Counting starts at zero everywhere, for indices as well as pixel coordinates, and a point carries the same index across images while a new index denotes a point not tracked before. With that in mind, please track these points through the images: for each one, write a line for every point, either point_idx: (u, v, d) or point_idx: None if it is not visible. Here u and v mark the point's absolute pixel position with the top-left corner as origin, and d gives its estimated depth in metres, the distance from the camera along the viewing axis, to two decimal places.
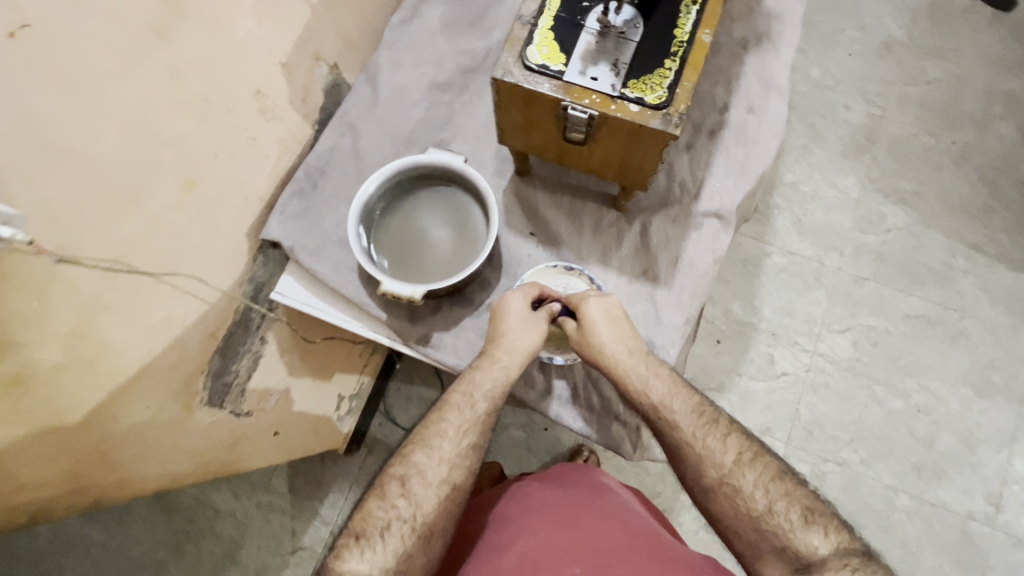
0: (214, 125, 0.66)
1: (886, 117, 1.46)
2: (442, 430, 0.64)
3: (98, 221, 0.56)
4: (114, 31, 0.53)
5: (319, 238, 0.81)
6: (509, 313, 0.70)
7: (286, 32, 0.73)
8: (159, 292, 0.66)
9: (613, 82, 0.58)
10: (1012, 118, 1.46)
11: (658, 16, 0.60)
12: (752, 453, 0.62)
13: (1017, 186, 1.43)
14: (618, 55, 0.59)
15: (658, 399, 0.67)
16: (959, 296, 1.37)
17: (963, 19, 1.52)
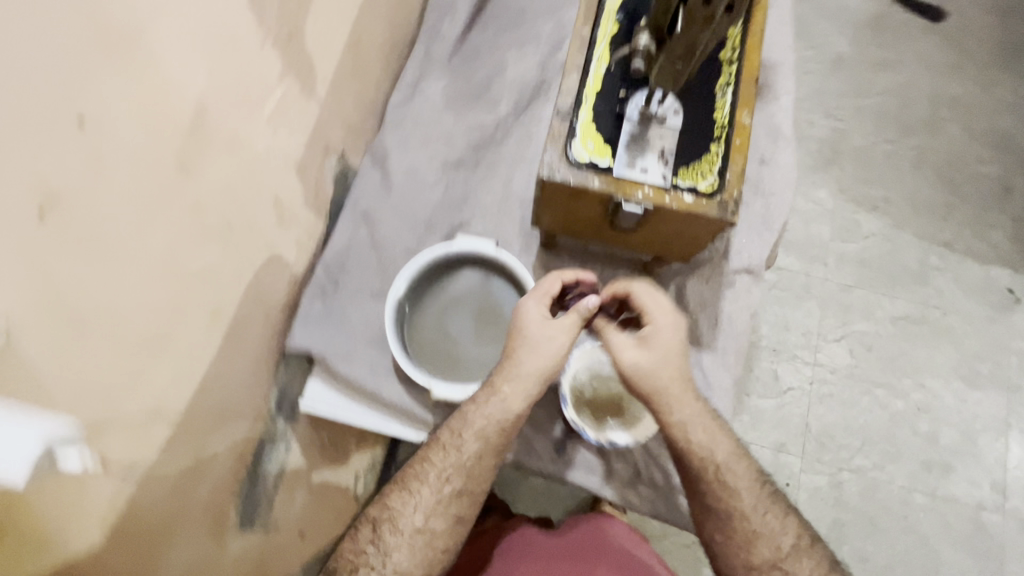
0: (236, 245, 0.61)
1: (846, 128, 1.47)
2: (421, 475, 0.63)
3: (134, 381, 0.50)
4: (150, 177, 0.47)
5: (350, 339, 0.77)
6: (531, 335, 0.63)
7: (300, 133, 0.69)
8: (190, 434, 0.60)
9: (663, 172, 0.58)
10: (958, 120, 1.49)
11: (695, 101, 0.60)
12: (809, 537, 0.63)
13: (972, 182, 1.45)
14: (664, 145, 0.59)
15: (718, 463, 0.63)
16: (937, 294, 1.37)
17: (903, 28, 1.54)
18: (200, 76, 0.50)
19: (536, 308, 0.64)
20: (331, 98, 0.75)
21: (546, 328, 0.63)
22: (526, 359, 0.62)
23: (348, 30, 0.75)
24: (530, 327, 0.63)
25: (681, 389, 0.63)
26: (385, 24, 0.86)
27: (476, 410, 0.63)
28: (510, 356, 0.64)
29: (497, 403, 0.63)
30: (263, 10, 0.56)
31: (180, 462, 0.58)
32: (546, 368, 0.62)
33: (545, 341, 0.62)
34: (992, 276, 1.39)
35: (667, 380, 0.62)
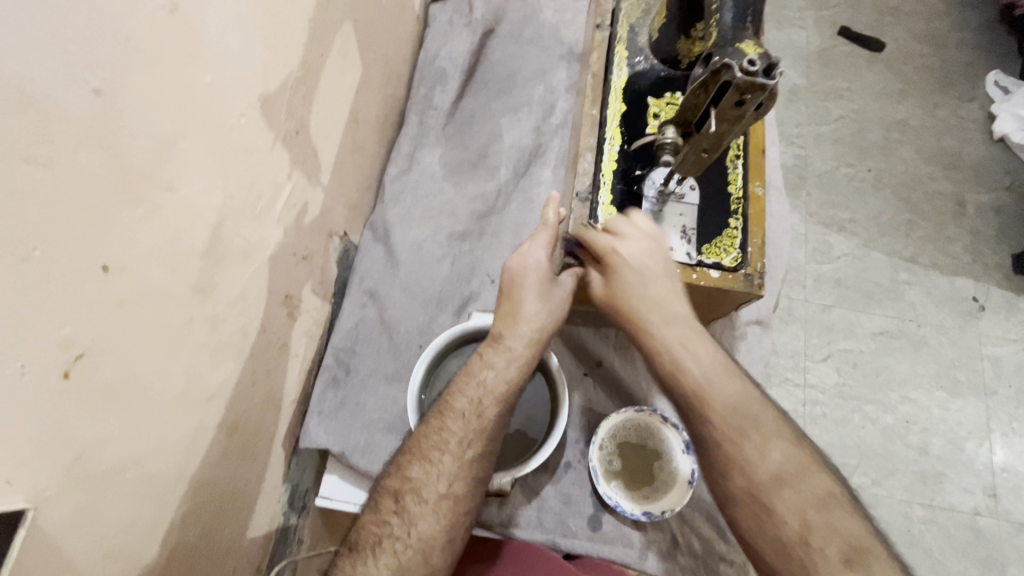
0: (250, 355, 0.58)
1: (808, 156, 1.53)
2: (441, 441, 0.58)
3: (154, 522, 0.46)
4: (170, 308, 0.44)
5: (366, 429, 0.73)
6: (525, 287, 0.60)
7: (307, 223, 0.67)
8: (207, 562, 0.55)
9: (688, 249, 0.59)
10: (909, 142, 1.55)
11: (710, 177, 0.61)
12: (796, 467, 0.49)
13: (928, 198, 1.49)
14: (684, 222, 0.60)
15: (690, 378, 0.53)
16: (910, 308, 1.39)
17: (847, 61, 1.63)
18: (216, 192, 0.47)
19: (530, 256, 0.60)
20: (334, 181, 0.73)
21: (542, 276, 0.60)
22: (518, 312, 0.60)
23: (346, 111, 0.74)
24: (521, 274, 0.60)
25: (656, 306, 0.55)
26: (380, 100, 0.86)
27: (490, 367, 0.60)
28: (507, 311, 0.61)
29: (508, 355, 0.59)
30: (273, 112, 0.55)
31: None
32: (540, 321, 0.60)
33: (544, 291, 0.60)
34: (959, 286, 1.41)
35: (632, 301, 0.55)
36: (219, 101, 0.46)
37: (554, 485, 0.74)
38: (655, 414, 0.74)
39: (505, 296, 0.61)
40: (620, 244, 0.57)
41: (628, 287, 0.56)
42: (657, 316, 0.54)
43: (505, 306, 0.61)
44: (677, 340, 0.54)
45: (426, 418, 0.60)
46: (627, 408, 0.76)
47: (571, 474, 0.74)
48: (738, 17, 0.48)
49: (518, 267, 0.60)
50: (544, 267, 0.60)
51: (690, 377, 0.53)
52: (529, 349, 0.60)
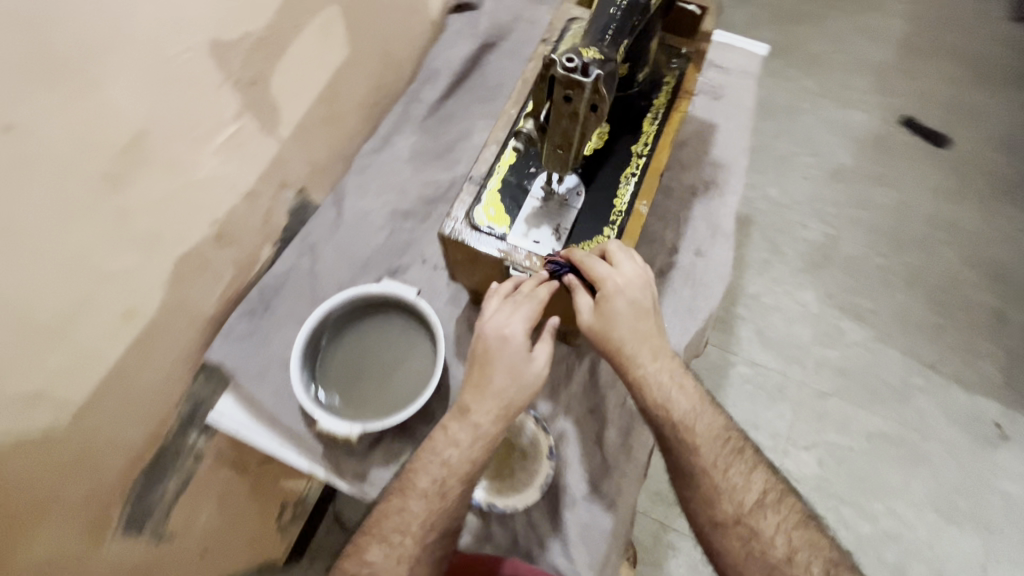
0: (163, 256, 0.67)
1: (837, 235, 1.73)
2: (402, 525, 0.63)
3: (24, 360, 0.55)
4: (70, 181, 0.53)
5: (264, 360, 0.82)
6: (501, 358, 0.62)
7: (253, 164, 0.76)
8: (75, 424, 0.63)
9: (554, 246, 0.63)
10: (955, 245, 1.66)
11: (598, 191, 0.67)
12: (776, 493, 0.60)
13: (961, 308, 1.60)
14: (560, 221, 0.65)
15: (677, 416, 0.61)
16: (916, 416, 1.48)
17: (903, 155, 1.85)
18: (143, 103, 0.57)
19: (506, 326, 0.62)
20: (295, 138, 0.83)
21: (519, 350, 0.62)
22: (492, 388, 0.63)
23: (323, 82, 0.84)
24: (501, 350, 0.62)
25: (645, 341, 0.61)
26: (369, 82, 0.95)
27: (452, 447, 0.64)
28: (478, 381, 0.63)
29: (473, 429, 0.63)
30: (225, 58, 0.64)
31: (66, 450, 0.63)
32: (506, 395, 0.62)
33: (517, 365, 0.62)
34: (983, 409, 1.49)
35: (625, 334, 0.60)
36: (158, 31, 0.56)
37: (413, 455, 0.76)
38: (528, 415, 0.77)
39: (483, 365, 0.63)
40: (616, 274, 0.59)
41: (619, 318, 0.60)
42: (646, 354, 0.61)
43: (479, 376, 0.64)
44: (663, 374, 0.61)
45: (388, 494, 0.65)
46: None
47: None
48: (597, 32, 0.54)
49: (498, 338, 0.62)
50: (524, 338, 0.62)
51: (676, 412, 0.61)
52: (497, 426, 0.63)
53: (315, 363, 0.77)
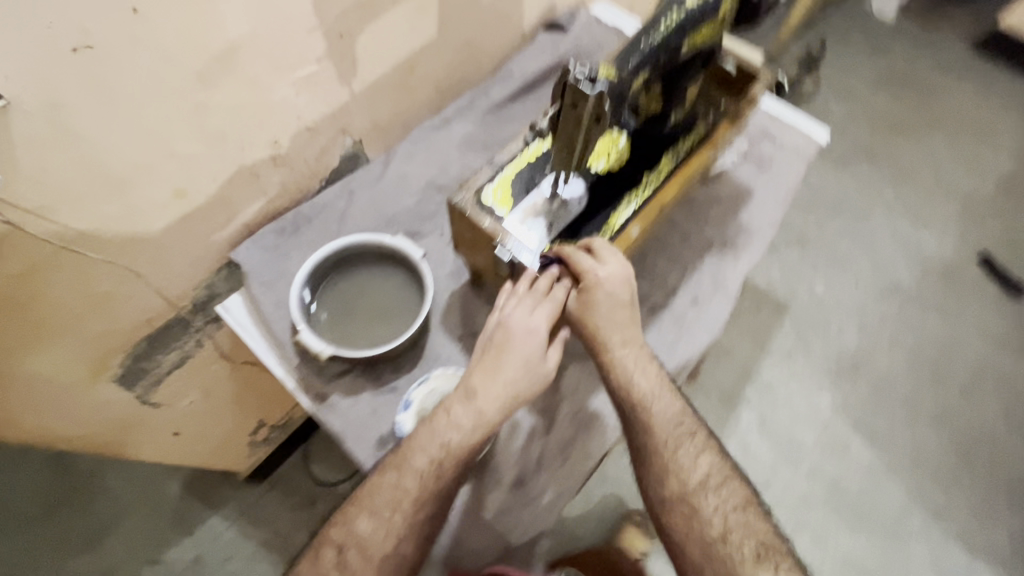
0: (222, 155, 0.77)
1: (874, 350, 1.76)
2: (395, 501, 0.69)
3: (84, 197, 0.66)
4: (167, 67, 0.64)
5: (276, 273, 0.90)
6: (518, 350, 0.69)
7: (322, 104, 0.86)
8: (107, 267, 0.74)
9: (542, 239, 0.72)
10: (998, 398, 1.70)
11: (599, 205, 0.74)
12: (717, 476, 0.73)
13: (989, 463, 1.62)
14: (555, 220, 0.72)
15: (639, 396, 0.71)
16: (905, 559, 1.51)
17: (971, 288, 1.85)
18: (246, 23, 0.68)
19: (527, 321, 0.69)
20: (365, 94, 0.93)
21: (535, 348, 0.69)
22: (501, 375, 0.69)
23: (404, 54, 0.94)
24: (517, 344, 0.69)
25: (620, 330, 0.71)
26: (446, 66, 1.06)
27: (450, 432, 0.70)
28: (489, 367, 0.70)
29: (475, 415, 0.69)
30: (324, 8, 0.75)
31: (95, 286, 0.74)
32: (517, 386, 0.69)
33: (530, 361, 0.70)
34: None
35: (602, 321, 0.70)
36: None
37: (371, 394, 0.82)
38: None
39: (497, 351, 0.70)
40: (598, 269, 0.68)
41: (596, 310, 0.70)
42: (618, 341, 0.71)
43: (490, 362, 0.70)
44: (630, 359, 0.71)
45: (381, 470, 0.71)
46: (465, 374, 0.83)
47: (390, 397, 0.82)
48: (623, 57, 0.61)
49: (519, 333, 0.69)
50: (541, 335, 0.69)
51: (641, 394, 0.72)
52: (499, 414, 0.69)
53: (320, 288, 0.84)
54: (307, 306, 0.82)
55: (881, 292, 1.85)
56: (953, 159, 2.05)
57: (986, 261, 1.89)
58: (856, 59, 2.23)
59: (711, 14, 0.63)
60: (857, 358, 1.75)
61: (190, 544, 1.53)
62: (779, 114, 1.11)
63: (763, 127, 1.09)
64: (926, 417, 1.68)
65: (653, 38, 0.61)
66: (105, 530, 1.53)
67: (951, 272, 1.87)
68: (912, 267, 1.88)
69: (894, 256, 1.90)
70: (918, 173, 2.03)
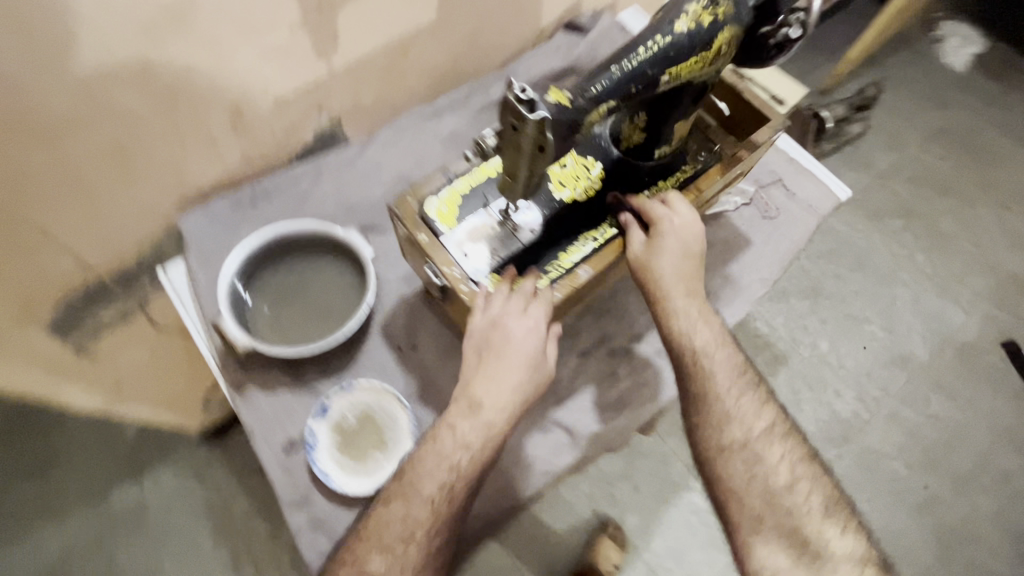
0: (171, 116, 0.72)
1: (869, 421, 1.65)
2: (407, 532, 0.63)
3: (3, 143, 0.61)
4: (105, 17, 0.58)
5: (222, 246, 0.85)
6: (518, 354, 0.64)
7: (294, 75, 0.80)
8: (33, 218, 0.70)
9: (479, 267, 0.66)
10: (993, 496, 1.60)
11: (560, 234, 0.69)
12: (781, 426, 0.72)
13: (966, 563, 1.54)
14: (498, 247, 0.66)
15: (698, 347, 0.69)
16: None
17: (988, 374, 1.73)
18: None
19: (524, 325, 0.63)
20: (346, 71, 0.87)
21: (538, 349, 0.64)
22: (503, 379, 0.64)
23: (395, 34, 0.87)
24: (515, 347, 0.63)
25: (686, 283, 0.68)
26: (445, 53, 0.98)
27: (455, 452, 0.64)
28: (489, 374, 0.64)
29: (483, 429, 0.64)
30: None
31: (19, 237, 0.70)
32: (525, 392, 0.64)
33: (535, 362, 0.65)
34: None
35: (668, 270, 0.66)
36: None
37: (292, 393, 0.77)
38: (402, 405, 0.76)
39: (495, 357, 0.64)
40: (673, 214, 0.66)
41: (664, 256, 0.66)
42: (682, 293, 0.68)
43: (491, 367, 0.64)
44: (691, 312, 0.68)
45: (386, 500, 0.65)
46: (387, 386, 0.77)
47: (309, 399, 0.77)
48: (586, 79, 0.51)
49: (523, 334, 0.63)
50: (542, 333, 0.64)
51: (699, 344, 0.69)
52: (507, 424, 0.64)
53: (255, 273, 0.79)
54: (239, 293, 0.76)
55: (890, 360, 1.73)
56: (997, 231, 1.90)
57: (1012, 347, 1.76)
58: (914, 106, 2.07)
59: (701, 49, 0.53)
60: (849, 426, 1.65)
61: (133, 491, 1.52)
62: (797, 157, 1.01)
63: (777, 174, 1.00)
64: (911, 502, 1.58)
65: (625, 64, 0.52)
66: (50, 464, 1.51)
67: (970, 353, 1.75)
68: (930, 340, 1.76)
69: (913, 324, 1.78)
70: (956, 240, 1.88)
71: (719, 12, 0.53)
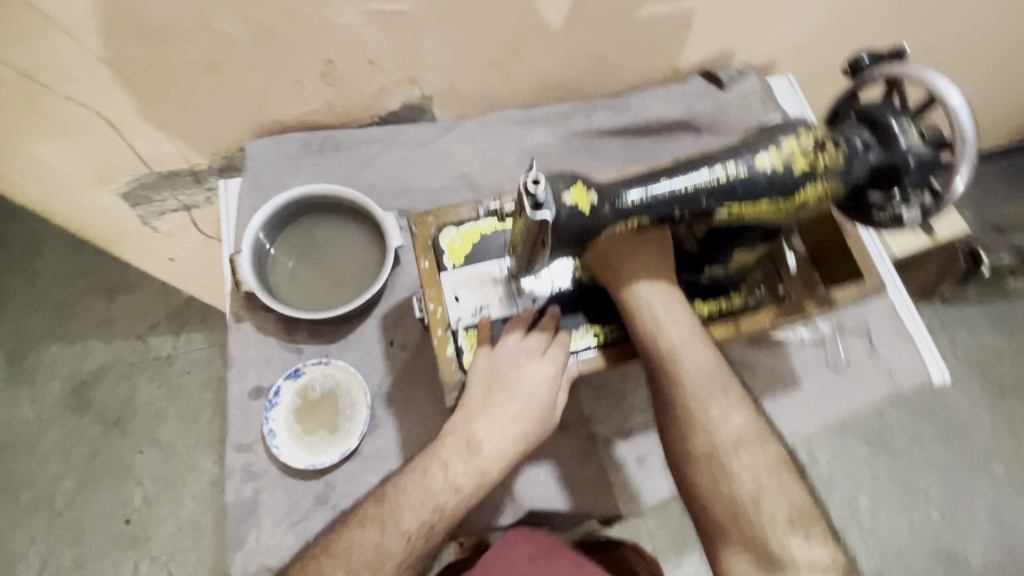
0: (266, 50, 0.73)
1: None
2: (377, 560, 0.61)
3: (109, 30, 0.65)
4: None
5: (278, 180, 0.87)
6: (527, 398, 0.61)
7: (394, 45, 0.79)
8: (124, 100, 0.75)
9: (463, 315, 0.65)
10: None
11: (578, 306, 0.68)
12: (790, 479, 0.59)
13: None
14: (490, 304, 0.66)
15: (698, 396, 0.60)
16: None
17: None
18: None
19: (540, 368, 0.61)
20: (449, 55, 0.83)
21: (547, 395, 0.61)
22: (503, 421, 0.60)
23: (510, 32, 0.82)
24: (528, 390, 0.61)
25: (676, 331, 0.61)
26: (559, 65, 0.92)
27: (438, 487, 0.61)
28: (492, 413, 0.61)
29: (476, 474, 0.60)
30: None
31: (111, 111, 0.76)
32: (529, 436, 0.61)
33: (544, 408, 0.61)
34: None
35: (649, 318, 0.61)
36: None
37: (278, 343, 0.79)
38: (363, 399, 0.76)
39: (501, 393, 0.61)
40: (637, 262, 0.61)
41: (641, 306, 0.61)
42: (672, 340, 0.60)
43: (497, 408, 0.61)
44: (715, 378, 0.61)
45: (363, 523, 0.63)
46: (355, 373, 0.78)
47: (290, 355, 0.79)
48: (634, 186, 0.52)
49: (535, 377, 0.61)
50: (557, 377, 0.62)
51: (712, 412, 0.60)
52: (499, 471, 0.61)
53: (285, 224, 0.80)
54: (262, 243, 0.78)
55: (932, 552, 1.49)
56: None
57: None
58: None
59: (786, 195, 0.52)
60: None
61: (170, 342, 1.69)
62: (909, 320, 0.86)
63: (867, 324, 0.85)
64: None
65: (689, 184, 0.52)
66: (120, 292, 1.72)
67: None
68: (991, 552, 1.49)
69: (979, 527, 1.51)
70: None
71: (818, 164, 0.52)
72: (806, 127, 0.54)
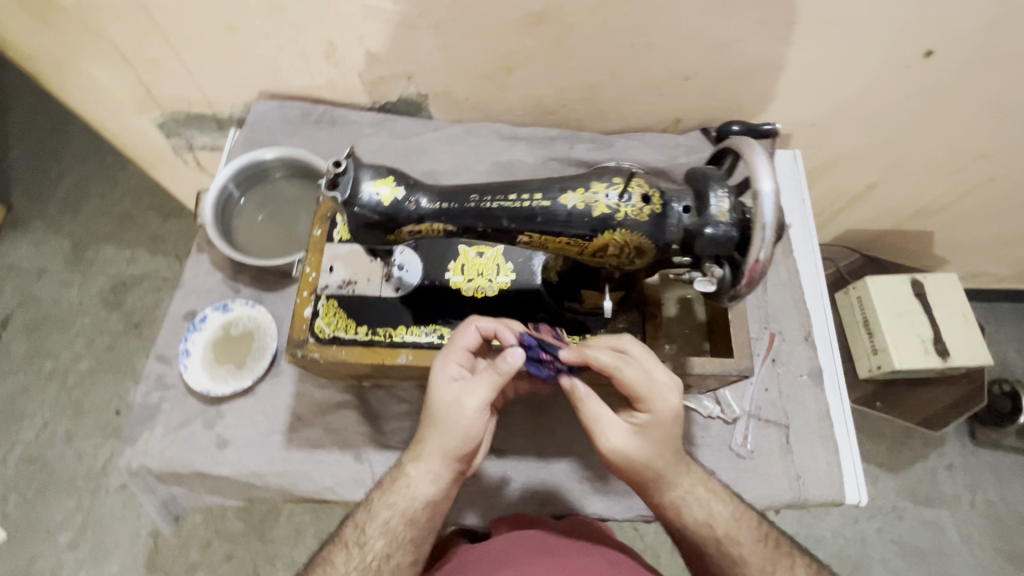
0: (277, 25, 0.83)
1: None
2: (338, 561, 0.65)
3: None
4: None
5: (272, 140, 0.97)
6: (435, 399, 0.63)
7: (392, 43, 0.86)
8: (158, 43, 0.87)
9: (331, 283, 0.71)
10: None
11: (438, 306, 0.70)
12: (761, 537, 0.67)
13: None
14: (359, 281, 0.71)
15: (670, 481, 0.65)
16: None
17: None
18: None
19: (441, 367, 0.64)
20: (444, 61, 0.89)
21: (451, 393, 0.62)
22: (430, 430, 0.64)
23: (502, 51, 0.87)
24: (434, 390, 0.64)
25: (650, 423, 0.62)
26: (552, 92, 0.95)
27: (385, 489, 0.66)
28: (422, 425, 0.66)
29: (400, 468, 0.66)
30: None
31: (147, 50, 0.89)
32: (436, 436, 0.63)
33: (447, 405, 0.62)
34: None
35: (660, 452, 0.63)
36: None
37: (224, 279, 0.88)
38: (270, 345, 0.83)
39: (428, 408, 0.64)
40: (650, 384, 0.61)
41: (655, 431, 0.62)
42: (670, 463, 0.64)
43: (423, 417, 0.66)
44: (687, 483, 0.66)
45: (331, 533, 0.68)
46: (269, 320, 0.85)
47: (231, 291, 0.88)
48: (448, 196, 0.59)
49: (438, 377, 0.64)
50: (455, 375, 0.63)
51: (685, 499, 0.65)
52: (421, 469, 0.64)
53: (256, 181, 0.89)
54: (231, 194, 0.87)
55: None
56: None
57: None
58: None
59: (586, 235, 0.58)
60: None
61: None
62: (838, 419, 0.83)
63: (789, 421, 0.81)
64: None
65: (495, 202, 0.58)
66: None
67: None
68: None
69: None
70: None
71: (620, 213, 0.55)
72: (623, 177, 0.57)
